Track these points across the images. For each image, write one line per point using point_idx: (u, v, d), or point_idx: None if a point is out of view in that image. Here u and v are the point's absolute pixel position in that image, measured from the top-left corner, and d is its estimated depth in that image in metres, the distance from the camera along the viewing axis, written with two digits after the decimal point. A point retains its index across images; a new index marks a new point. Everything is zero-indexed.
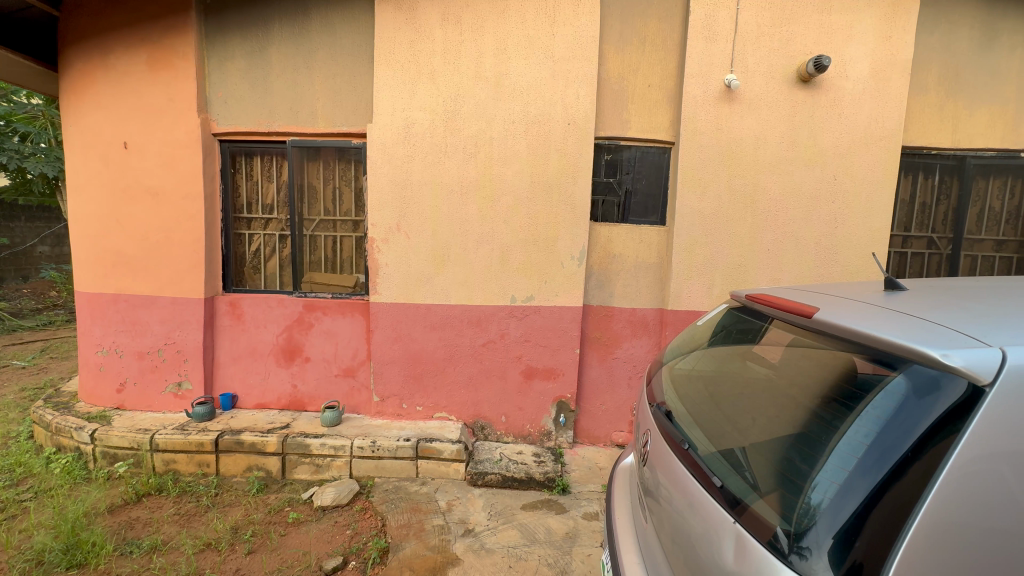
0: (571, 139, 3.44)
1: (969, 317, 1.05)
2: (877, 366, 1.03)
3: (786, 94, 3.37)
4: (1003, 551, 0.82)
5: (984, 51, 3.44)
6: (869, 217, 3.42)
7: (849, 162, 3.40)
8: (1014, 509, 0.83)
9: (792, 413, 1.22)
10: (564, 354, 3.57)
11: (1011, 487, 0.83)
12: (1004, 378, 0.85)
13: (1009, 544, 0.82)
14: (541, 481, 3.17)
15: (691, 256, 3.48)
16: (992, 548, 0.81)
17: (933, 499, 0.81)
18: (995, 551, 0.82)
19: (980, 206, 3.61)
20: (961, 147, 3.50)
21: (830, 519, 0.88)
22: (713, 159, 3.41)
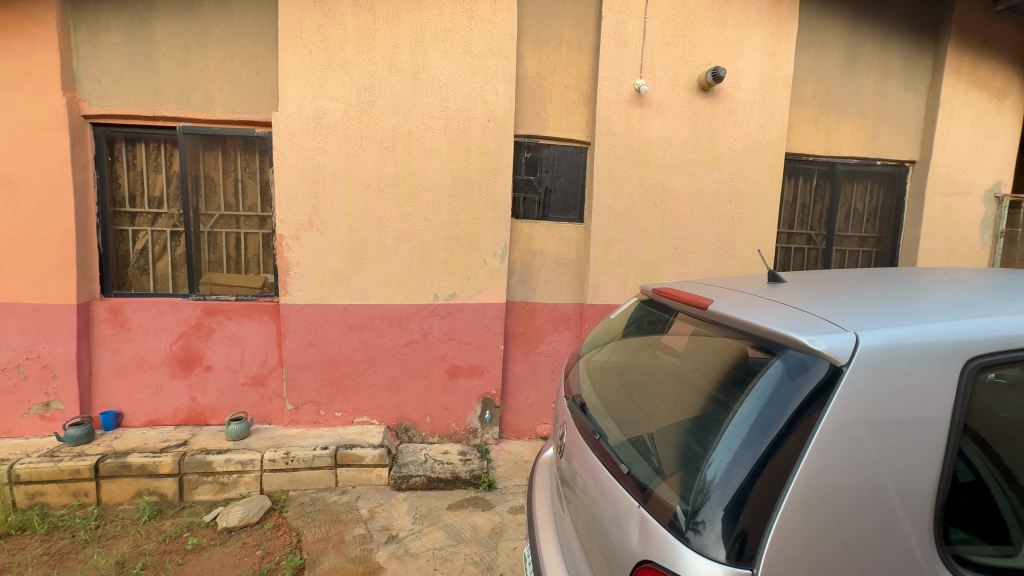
0: (492, 136, 3.44)
1: (835, 305, 1.18)
2: (760, 352, 1.13)
3: (689, 101, 3.63)
4: (872, 514, 0.90)
5: (848, 72, 3.94)
6: (760, 216, 3.79)
7: (743, 165, 3.73)
8: (880, 474, 0.91)
9: (692, 397, 1.30)
10: (488, 351, 3.58)
11: (876, 453, 0.92)
12: (860, 357, 0.95)
13: (877, 505, 0.90)
14: (466, 480, 3.16)
15: (607, 251, 3.64)
16: (861, 511, 0.90)
17: (803, 469, 0.90)
18: (864, 514, 0.90)
19: (848, 207, 4.14)
20: (832, 155, 4.00)
21: (720, 494, 0.96)
22: (626, 160, 3.59)
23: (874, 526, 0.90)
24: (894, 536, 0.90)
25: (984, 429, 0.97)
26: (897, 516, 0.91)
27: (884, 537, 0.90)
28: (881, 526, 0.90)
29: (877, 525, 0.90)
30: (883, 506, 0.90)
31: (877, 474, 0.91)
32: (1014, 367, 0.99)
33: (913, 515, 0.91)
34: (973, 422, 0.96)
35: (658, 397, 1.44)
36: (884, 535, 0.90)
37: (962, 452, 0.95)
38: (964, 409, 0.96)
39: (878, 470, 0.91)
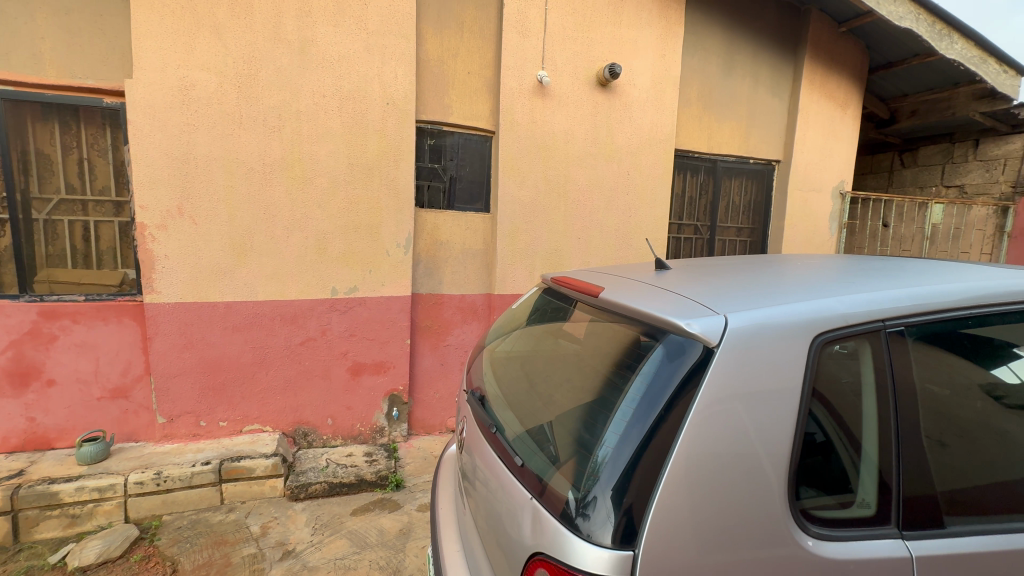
0: (392, 120, 3.27)
1: (711, 290, 1.26)
2: (645, 338, 1.17)
3: (588, 94, 3.74)
4: (742, 481, 0.93)
5: (726, 77, 4.32)
6: (654, 207, 4.04)
7: (638, 159, 3.95)
8: (748, 441, 0.94)
9: (584, 383, 1.32)
10: (393, 346, 3.43)
11: (744, 423, 0.95)
12: (729, 338, 0.99)
13: (747, 472, 0.93)
14: (372, 482, 3.02)
15: (513, 241, 3.66)
16: (732, 479, 0.92)
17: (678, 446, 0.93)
18: (735, 482, 0.92)
19: (727, 200, 4.58)
20: (713, 152, 4.38)
21: (608, 474, 0.97)
22: (530, 150, 3.62)
23: (744, 492, 0.92)
24: (761, 499, 0.92)
25: (833, 392, 1.03)
26: (762, 480, 0.93)
27: (754, 502, 0.92)
28: (750, 492, 0.92)
29: (746, 491, 0.92)
30: (752, 472, 0.93)
31: (746, 443, 0.94)
32: (860, 339, 1.05)
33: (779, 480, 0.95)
34: (825, 387, 1.02)
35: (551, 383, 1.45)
36: (753, 500, 0.92)
37: (815, 414, 1.00)
38: (817, 376, 1.02)
39: (746, 439, 0.94)
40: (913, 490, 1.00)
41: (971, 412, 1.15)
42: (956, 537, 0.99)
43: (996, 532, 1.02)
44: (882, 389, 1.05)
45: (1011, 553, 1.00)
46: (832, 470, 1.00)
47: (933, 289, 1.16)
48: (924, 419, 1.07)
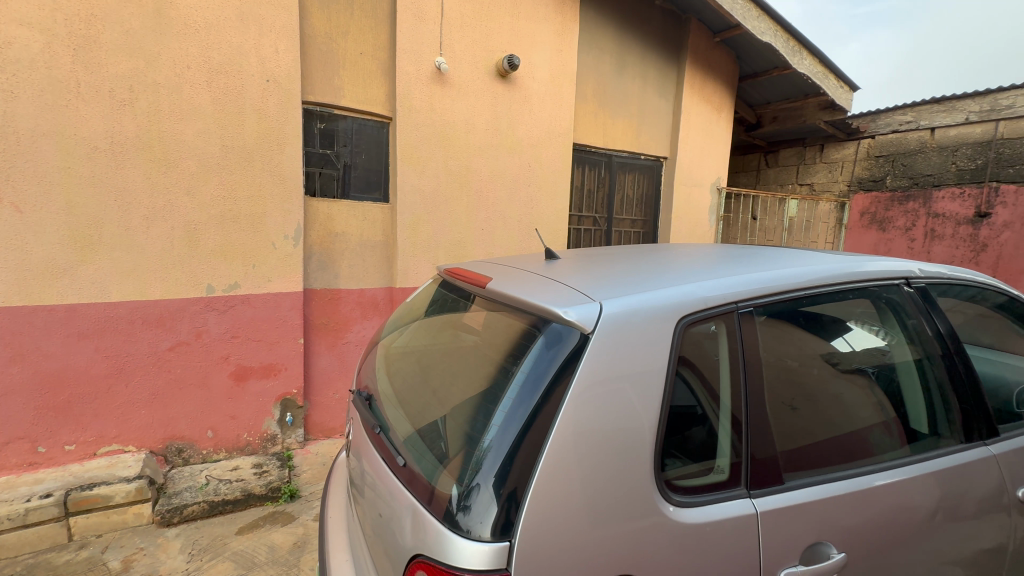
0: (273, 99, 2.98)
1: (591, 279, 1.30)
2: (528, 326, 1.17)
3: (488, 84, 3.72)
4: (613, 460, 0.96)
5: (619, 76, 4.56)
6: (554, 199, 4.15)
7: (538, 152, 4.02)
8: (620, 422, 0.98)
9: (469, 373, 1.29)
10: (284, 347, 3.16)
11: (616, 404, 0.99)
12: (602, 323, 1.03)
13: (618, 451, 0.97)
14: (261, 495, 2.78)
15: (415, 233, 3.55)
16: (605, 459, 0.95)
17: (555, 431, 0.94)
18: (608, 461, 0.96)
19: (622, 194, 4.86)
20: (608, 148, 4.62)
21: (489, 465, 0.96)
22: (429, 139, 3.52)
23: (615, 471, 0.96)
24: (630, 475, 0.97)
25: (695, 369, 1.11)
26: (632, 457, 0.98)
27: (624, 479, 0.96)
28: (621, 469, 0.96)
29: (617, 470, 0.96)
30: (623, 451, 0.97)
31: (617, 423, 0.98)
32: (718, 319, 1.15)
33: (649, 456, 0.99)
34: (689, 365, 1.10)
35: (439, 375, 1.41)
36: (623, 477, 0.96)
37: (680, 391, 1.08)
38: (683, 355, 1.09)
39: (618, 420, 0.98)
40: (759, 453, 1.10)
41: (805, 380, 1.31)
42: (794, 491, 1.10)
43: (825, 482, 1.16)
44: (735, 362, 1.15)
45: (837, 498, 1.15)
46: (693, 440, 1.07)
47: (777, 273, 1.30)
48: (769, 388, 1.20)
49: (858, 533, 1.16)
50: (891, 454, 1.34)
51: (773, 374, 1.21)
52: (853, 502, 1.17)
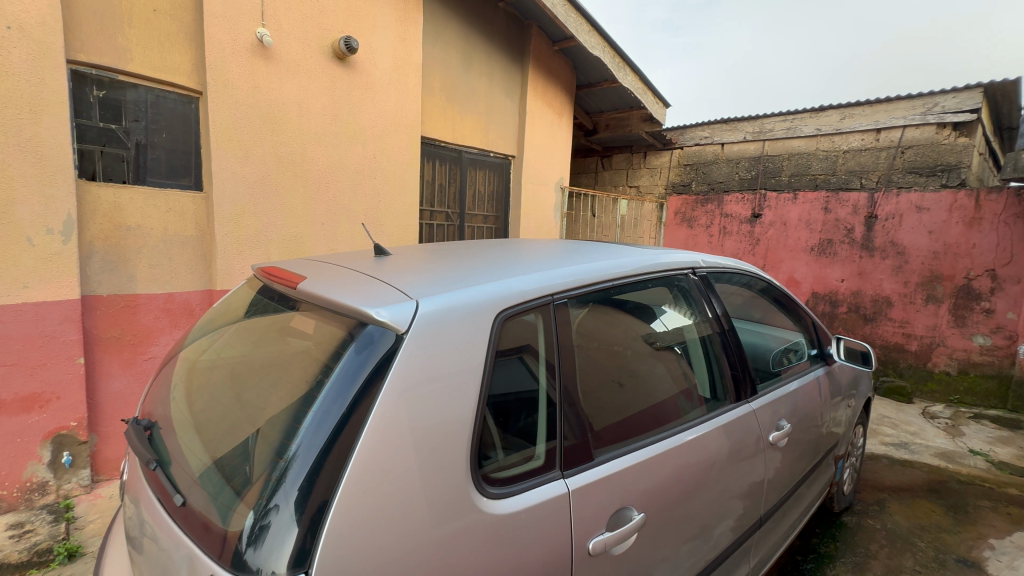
0: (20, 53, 2.31)
1: (413, 275, 1.27)
2: (339, 328, 1.08)
3: (323, 65, 3.42)
4: (427, 464, 0.93)
5: (465, 72, 4.59)
6: (404, 193, 4.01)
7: (383, 143, 3.83)
8: (434, 423, 0.96)
9: (274, 383, 1.14)
10: (53, 370, 2.49)
11: (431, 405, 0.96)
12: (417, 322, 1.00)
13: (433, 454, 0.94)
14: (21, 564, 2.19)
15: (239, 227, 3.10)
16: (419, 465, 0.92)
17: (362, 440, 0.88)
18: (421, 466, 0.92)
19: (473, 189, 4.92)
20: (458, 143, 4.63)
21: (288, 486, 0.87)
22: (253, 120, 3.10)
23: (430, 475, 0.93)
24: (446, 475, 0.95)
25: (514, 361, 1.14)
26: (448, 456, 0.96)
27: (440, 481, 0.94)
28: (436, 471, 0.94)
29: (432, 473, 0.93)
30: (439, 453, 0.95)
31: (433, 425, 0.95)
32: (536, 311, 1.20)
33: (465, 452, 0.99)
34: (508, 358, 1.13)
35: (240, 387, 1.22)
36: (438, 480, 0.94)
37: (498, 384, 1.10)
38: (501, 348, 1.11)
39: (434, 421, 0.96)
40: (570, 433, 1.19)
41: (611, 361, 1.46)
42: (601, 465, 1.21)
43: (628, 452, 1.30)
44: (550, 350, 1.21)
45: (637, 465, 1.29)
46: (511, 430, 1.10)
47: (588, 267, 1.43)
48: (581, 371, 1.30)
49: (655, 492, 1.32)
50: (691, 414, 1.59)
51: (604, 353, 1.43)
52: (650, 466, 1.32)
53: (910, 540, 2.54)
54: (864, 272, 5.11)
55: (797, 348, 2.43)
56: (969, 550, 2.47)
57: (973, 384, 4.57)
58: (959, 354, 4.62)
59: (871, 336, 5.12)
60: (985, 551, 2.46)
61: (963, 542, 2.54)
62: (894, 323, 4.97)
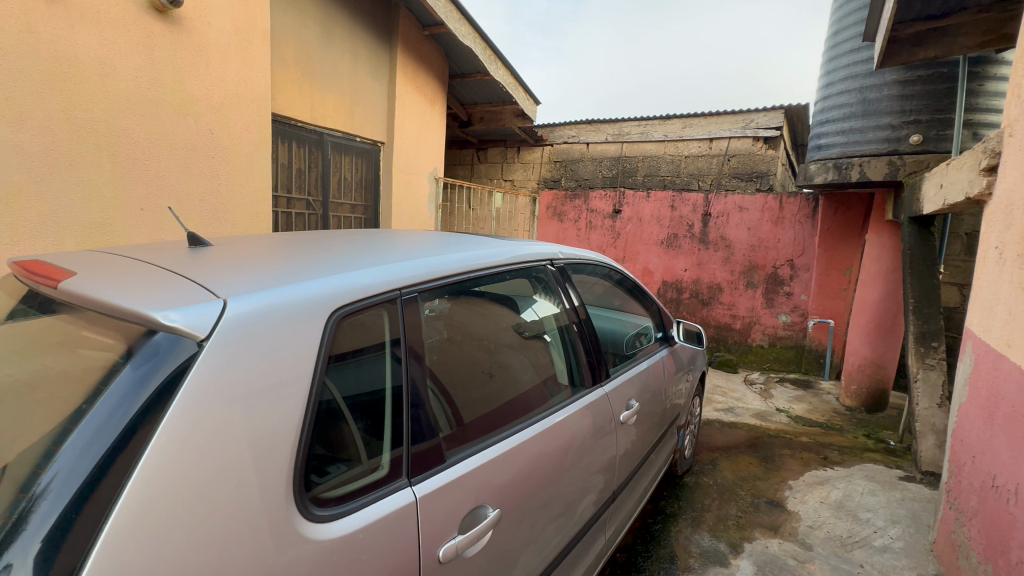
0: None
1: (227, 270, 1.08)
2: (116, 337, 0.87)
3: (137, 18, 2.82)
4: (242, 493, 0.79)
5: (325, 46, 4.19)
6: (252, 176, 3.54)
7: (223, 117, 3.32)
8: (247, 442, 0.82)
9: (24, 413, 0.87)
10: None
11: (244, 424, 0.82)
12: (224, 326, 0.85)
13: (249, 480, 0.80)
14: None
15: (13, 209, 2.43)
16: (227, 495, 0.78)
17: (142, 475, 0.71)
18: (230, 498, 0.78)
19: (338, 176, 4.55)
20: (318, 124, 4.22)
21: (26, 547, 0.67)
22: (30, 75, 2.44)
23: (241, 506, 0.79)
24: (264, 500, 0.82)
25: (354, 363, 1.04)
26: (266, 479, 0.83)
27: (255, 512, 0.80)
28: (251, 499, 0.80)
29: (245, 503, 0.79)
30: (256, 479, 0.82)
31: (247, 447, 0.81)
32: (379, 308, 1.11)
33: (289, 472, 0.87)
34: (347, 360, 1.02)
35: None
36: (254, 510, 0.80)
37: (335, 388, 0.99)
38: (338, 351, 1.00)
39: (249, 443, 0.82)
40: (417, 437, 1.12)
41: (466, 356, 1.43)
42: (452, 466, 1.16)
43: (482, 449, 1.27)
44: (396, 349, 1.13)
45: (493, 461, 1.27)
46: (350, 440, 1.00)
47: (438, 260, 1.36)
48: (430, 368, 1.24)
49: (511, 486, 1.31)
50: (557, 397, 1.68)
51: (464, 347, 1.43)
52: (505, 461, 1.31)
53: (734, 490, 2.98)
54: (701, 263, 5.89)
55: (646, 332, 2.68)
56: (775, 492, 2.98)
57: (778, 354, 5.56)
58: (769, 329, 5.58)
59: (707, 318, 5.93)
60: (786, 491, 2.99)
61: (772, 486, 3.06)
62: (723, 306, 5.82)
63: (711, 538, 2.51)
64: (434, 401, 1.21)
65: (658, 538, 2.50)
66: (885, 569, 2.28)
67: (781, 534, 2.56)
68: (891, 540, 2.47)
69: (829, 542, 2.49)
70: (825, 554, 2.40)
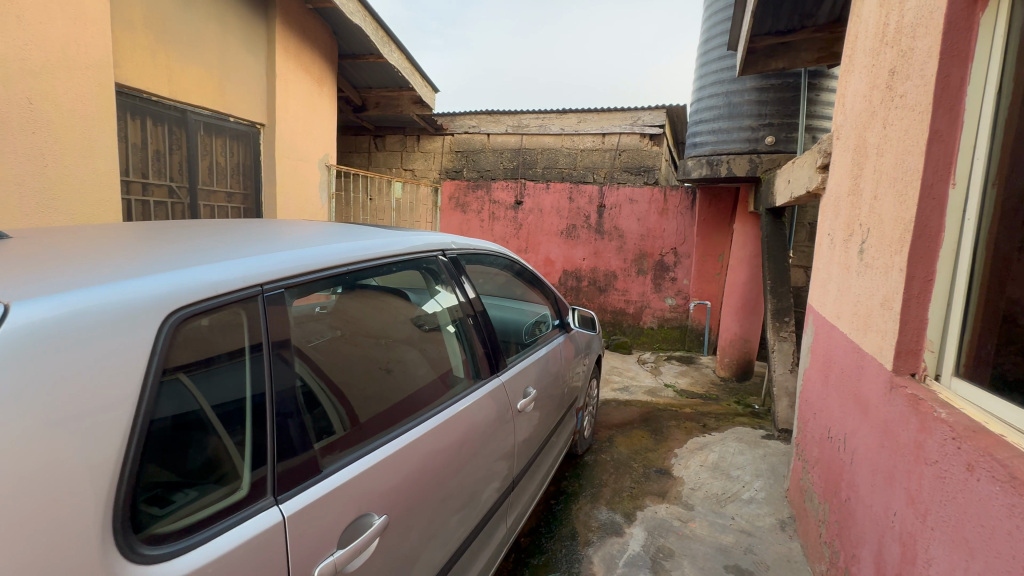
0: None
1: (25, 267, 0.88)
2: None
3: None
4: (53, 533, 0.66)
5: (184, 10, 3.65)
6: (91, 157, 2.99)
7: (47, 85, 2.74)
8: (50, 473, 0.67)
9: None
10: None
11: (48, 452, 0.67)
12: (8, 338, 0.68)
13: (69, 514, 0.68)
14: None
15: None
16: (21, 541, 0.64)
17: None
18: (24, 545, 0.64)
19: (209, 160, 4.03)
20: (179, 100, 3.69)
21: None
22: None
23: (42, 553, 0.65)
24: (77, 542, 0.68)
25: (213, 372, 0.93)
26: (80, 516, 0.69)
27: (64, 557, 0.67)
28: (58, 542, 0.67)
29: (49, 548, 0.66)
30: (74, 514, 0.68)
31: (67, 475, 0.68)
32: (224, 311, 0.96)
33: (112, 504, 0.73)
34: (207, 368, 0.92)
35: None
36: (62, 555, 0.67)
37: (201, 397, 0.90)
38: (191, 359, 0.89)
39: (57, 472, 0.68)
40: (283, 453, 1.00)
41: (347, 356, 1.35)
42: (331, 477, 1.07)
43: (361, 456, 1.18)
44: (255, 357, 1.00)
45: (379, 465, 1.19)
46: (197, 462, 0.88)
47: (305, 253, 1.21)
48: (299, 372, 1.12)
49: (398, 490, 1.23)
50: (459, 386, 1.68)
51: (351, 347, 1.39)
52: (389, 465, 1.22)
53: (628, 464, 3.19)
54: (598, 252, 6.21)
55: (544, 320, 2.75)
56: (664, 461, 3.25)
57: (666, 334, 6.07)
58: (658, 312, 6.07)
59: (604, 304, 6.28)
60: (673, 459, 3.28)
61: (660, 456, 3.32)
62: (618, 292, 6.20)
63: (608, 511, 2.66)
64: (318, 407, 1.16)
65: (560, 518, 2.59)
66: (751, 518, 2.60)
67: (668, 499, 2.79)
68: (755, 492, 2.82)
69: (707, 501, 2.77)
70: (704, 512, 2.66)
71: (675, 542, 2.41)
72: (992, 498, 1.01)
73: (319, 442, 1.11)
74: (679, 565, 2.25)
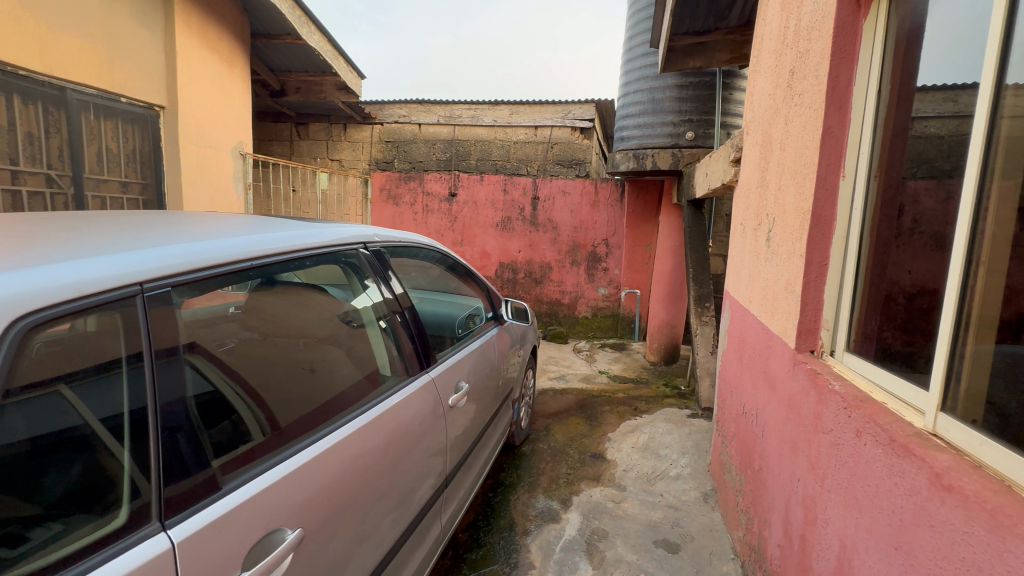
0: None
1: None
2: None
3: None
4: None
5: None
6: None
7: None
8: None
9: None
10: None
11: None
12: None
13: None
14: None
15: None
16: None
17: None
18: None
19: (97, 145, 3.59)
20: (55, 76, 3.22)
21: None
22: None
23: None
24: None
25: (89, 386, 0.83)
26: None
27: None
28: None
29: None
30: None
31: None
32: (91, 314, 0.83)
33: None
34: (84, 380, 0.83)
35: None
36: None
37: (87, 411, 0.83)
38: (60, 370, 0.80)
39: None
40: (171, 475, 0.90)
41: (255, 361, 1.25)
42: (232, 493, 0.98)
43: (266, 470, 1.08)
44: (134, 368, 0.89)
45: (292, 476, 1.11)
46: (57, 492, 0.78)
47: (189, 249, 1.06)
48: (193, 381, 1.01)
49: (314, 501, 1.14)
50: (386, 384, 1.60)
51: (261, 350, 1.29)
52: (301, 475, 1.13)
53: (564, 451, 3.26)
54: (533, 244, 6.26)
55: (477, 313, 2.72)
56: (598, 445, 3.36)
57: (600, 323, 6.27)
58: (592, 302, 6.25)
59: (540, 295, 6.37)
60: (606, 443, 3.39)
61: (595, 441, 3.43)
62: (553, 283, 6.31)
63: (545, 498, 2.70)
64: (230, 417, 1.10)
65: (498, 510, 2.59)
66: (677, 493, 2.74)
67: (602, 482, 2.88)
68: (681, 469, 2.99)
69: (638, 481, 2.89)
70: (635, 491, 2.78)
71: (608, 523, 2.49)
72: (875, 460, 1.11)
73: (218, 458, 1.01)
74: (612, 544, 2.33)
